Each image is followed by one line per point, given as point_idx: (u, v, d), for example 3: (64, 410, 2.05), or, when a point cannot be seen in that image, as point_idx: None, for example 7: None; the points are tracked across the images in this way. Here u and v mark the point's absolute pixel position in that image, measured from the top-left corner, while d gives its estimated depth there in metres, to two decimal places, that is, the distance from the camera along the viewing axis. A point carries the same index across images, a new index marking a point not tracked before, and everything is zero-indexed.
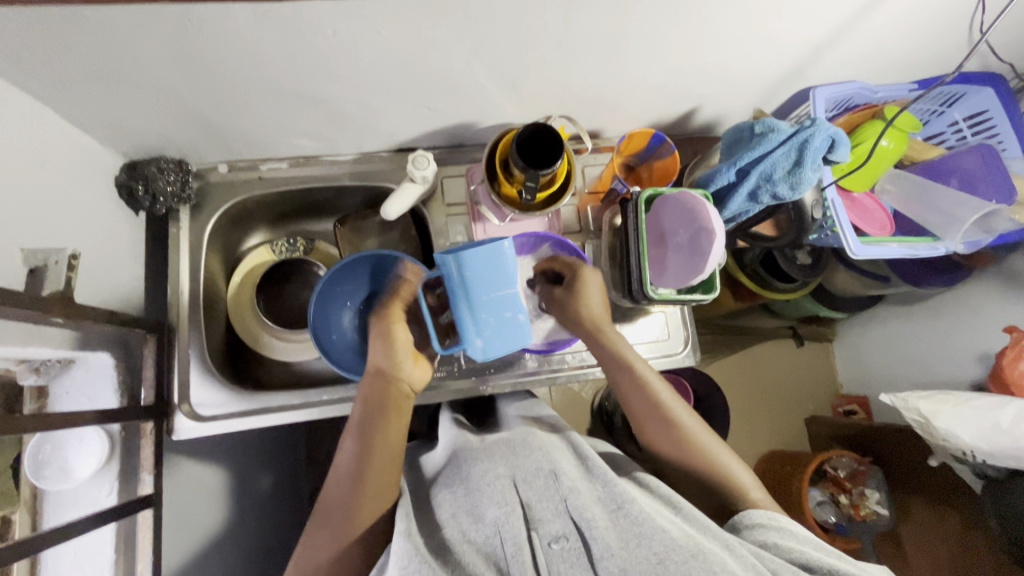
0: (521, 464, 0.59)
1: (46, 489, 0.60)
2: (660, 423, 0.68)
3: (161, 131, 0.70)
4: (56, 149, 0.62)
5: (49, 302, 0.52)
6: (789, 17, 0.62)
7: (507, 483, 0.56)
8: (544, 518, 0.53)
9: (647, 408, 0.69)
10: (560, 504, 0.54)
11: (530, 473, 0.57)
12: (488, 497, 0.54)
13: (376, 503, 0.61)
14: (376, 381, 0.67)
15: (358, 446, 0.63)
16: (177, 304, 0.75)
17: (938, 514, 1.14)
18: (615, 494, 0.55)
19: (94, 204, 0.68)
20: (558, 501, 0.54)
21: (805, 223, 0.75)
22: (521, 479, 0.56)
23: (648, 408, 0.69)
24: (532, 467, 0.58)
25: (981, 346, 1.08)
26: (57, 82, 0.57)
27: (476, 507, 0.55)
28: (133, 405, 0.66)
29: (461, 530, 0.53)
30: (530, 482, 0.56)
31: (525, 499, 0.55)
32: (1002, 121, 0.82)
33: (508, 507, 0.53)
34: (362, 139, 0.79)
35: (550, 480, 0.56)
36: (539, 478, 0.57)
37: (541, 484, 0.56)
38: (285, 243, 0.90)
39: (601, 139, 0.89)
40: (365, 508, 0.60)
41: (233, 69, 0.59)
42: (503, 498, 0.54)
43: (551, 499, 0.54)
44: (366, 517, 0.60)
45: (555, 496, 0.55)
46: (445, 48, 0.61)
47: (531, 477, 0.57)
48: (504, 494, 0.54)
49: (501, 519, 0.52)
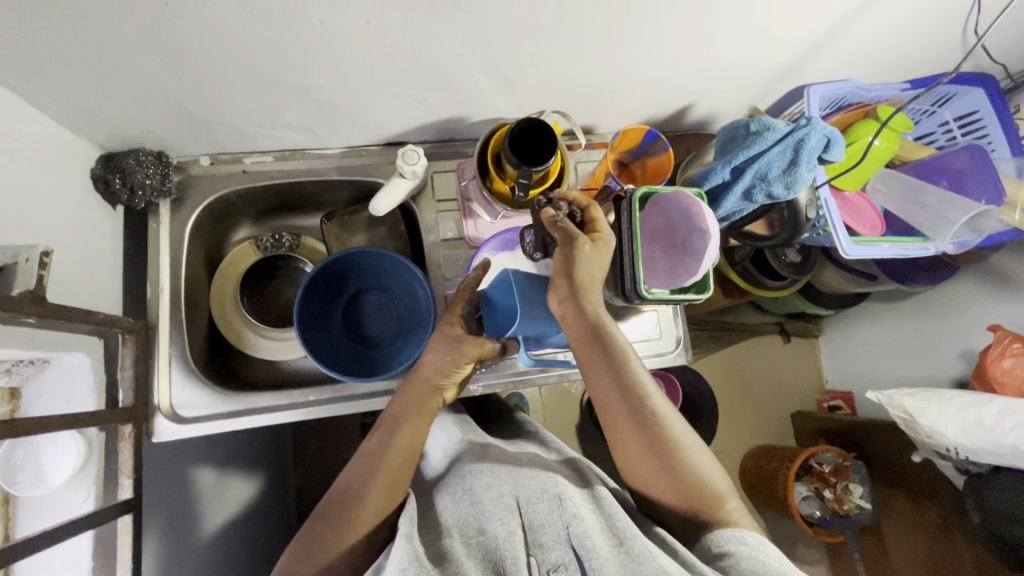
0: (525, 484, 0.59)
1: (19, 495, 0.59)
2: (635, 422, 0.61)
3: (140, 122, 0.67)
4: (26, 139, 0.59)
5: (21, 301, 0.49)
6: (788, 14, 0.61)
7: (510, 503, 0.57)
8: (545, 545, 0.54)
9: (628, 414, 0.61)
10: (562, 531, 0.54)
11: (534, 495, 0.57)
12: (491, 511, 0.55)
13: (383, 499, 0.59)
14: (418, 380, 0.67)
15: (384, 436, 0.62)
16: (157, 302, 0.73)
17: (917, 508, 1.15)
18: (618, 528, 0.55)
19: (68, 198, 0.65)
20: (561, 528, 0.54)
21: (799, 223, 0.75)
22: (525, 500, 0.57)
23: (631, 413, 0.60)
24: (537, 489, 0.58)
25: (965, 344, 1.10)
26: (26, 70, 0.54)
27: (479, 520, 0.55)
28: (111, 407, 0.64)
29: (461, 540, 0.54)
30: (533, 504, 0.57)
31: (528, 521, 0.55)
32: (993, 122, 0.82)
33: (510, 526, 0.54)
34: (349, 132, 0.77)
35: (553, 504, 0.56)
36: (543, 502, 0.57)
37: (543, 508, 0.56)
38: (270, 239, 0.86)
39: (594, 135, 0.88)
40: (374, 499, 0.59)
41: (214, 58, 0.57)
42: (506, 516, 0.55)
43: (553, 526, 0.55)
44: (374, 511, 0.59)
45: (558, 522, 0.55)
46: (438, 40, 0.59)
47: (534, 499, 0.57)
48: (506, 514, 0.55)
49: (502, 536, 0.53)
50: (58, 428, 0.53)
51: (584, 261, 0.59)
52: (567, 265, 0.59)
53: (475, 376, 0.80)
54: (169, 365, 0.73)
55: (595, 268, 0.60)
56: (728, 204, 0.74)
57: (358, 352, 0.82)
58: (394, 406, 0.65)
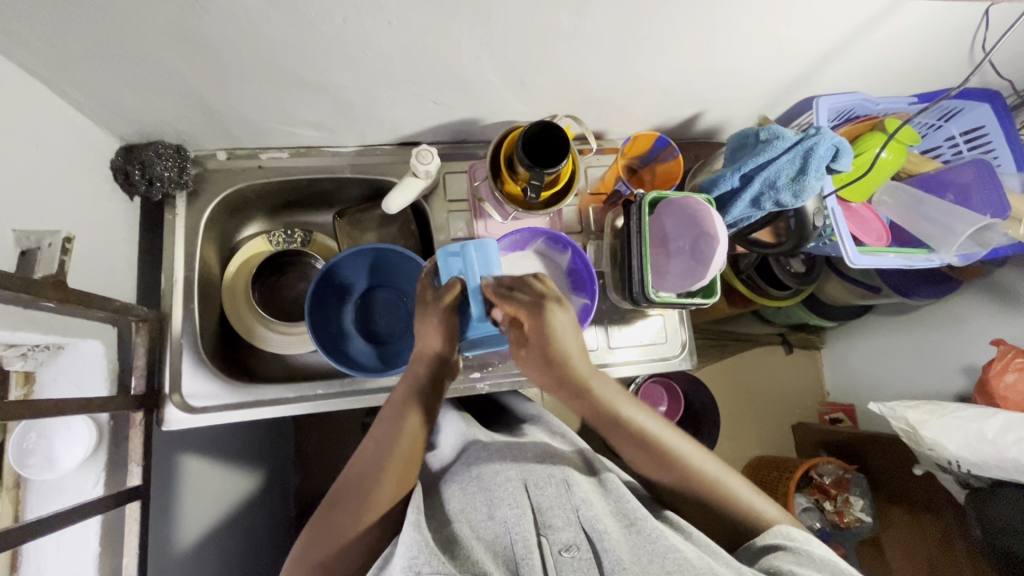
0: (533, 469, 0.60)
1: (30, 478, 0.58)
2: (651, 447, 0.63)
3: (161, 115, 0.69)
4: (51, 128, 0.60)
5: (42, 285, 0.51)
6: (800, 25, 0.63)
7: (518, 487, 0.57)
8: (556, 526, 0.54)
9: (635, 447, 0.63)
10: (572, 513, 0.55)
11: (541, 480, 0.58)
12: (501, 496, 0.56)
13: (394, 490, 0.60)
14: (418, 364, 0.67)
15: (388, 428, 0.63)
16: (170, 292, 0.74)
17: (919, 522, 1.15)
18: (628, 509, 0.56)
19: (88, 187, 0.66)
20: (570, 511, 0.55)
21: (806, 232, 0.75)
22: (533, 485, 0.58)
23: (640, 448, 0.63)
24: (545, 474, 0.59)
25: (968, 358, 1.10)
26: (55, 59, 0.55)
27: (487, 506, 0.56)
28: (123, 394, 0.65)
29: (469, 526, 0.54)
30: (542, 487, 0.57)
31: (537, 504, 0.56)
32: (999, 139, 0.83)
33: (519, 509, 0.54)
34: (364, 131, 0.78)
35: (562, 488, 0.57)
36: (551, 486, 0.58)
37: (552, 491, 0.57)
38: (283, 234, 0.88)
39: (605, 140, 0.89)
40: (384, 491, 0.59)
41: (238, 53, 0.58)
42: (515, 500, 0.55)
43: (563, 509, 0.55)
44: (384, 501, 0.59)
45: (567, 505, 0.55)
46: (456, 42, 0.61)
47: (542, 484, 0.58)
48: (516, 497, 0.55)
49: (511, 520, 0.53)
50: (73, 412, 0.54)
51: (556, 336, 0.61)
52: (544, 344, 0.62)
53: (482, 374, 0.81)
54: (180, 355, 0.74)
55: (570, 342, 0.63)
56: (736, 211, 0.75)
57: (366, 348, 0.83)
58: (399, 393, 0.66)
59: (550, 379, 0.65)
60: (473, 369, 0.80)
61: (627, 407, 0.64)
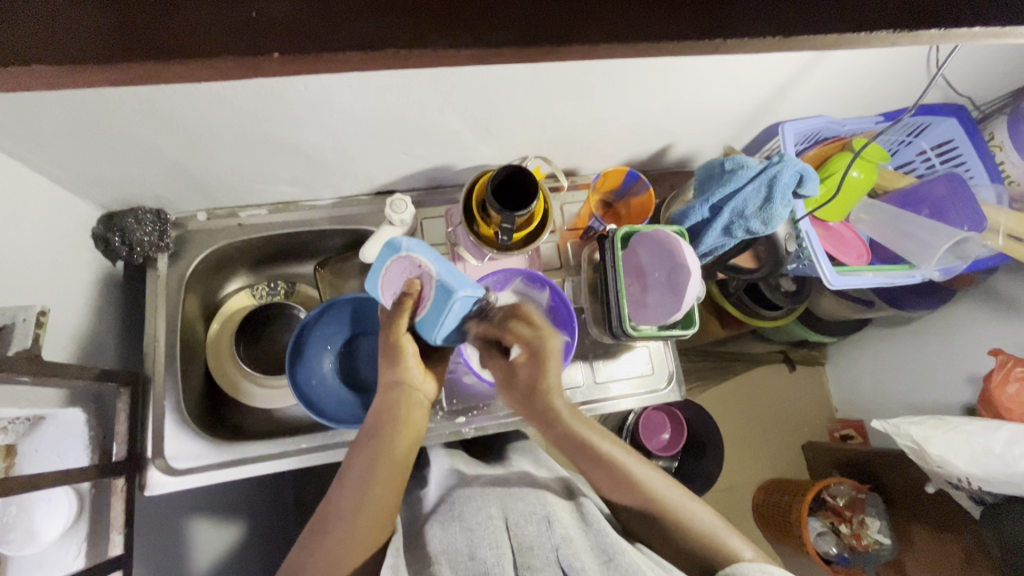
0: (515, 506, 0.59)
1: (10, 554, 0.58)
2: (617, 484, 0.61)
3: (138, 183, 0.71)
4: (30, 205, 0.62)
5: (16, 360, 0.51)
6: (754, 62, 0.64)
7: (499, 524, 0.56)
8: (535, 566, 0.51)
9: (606, 478, 0.61)
10: (552, 552, 0.53)
11: (522, 518, 0.57)
12: (480, 535, 0.54)
13: (378, 517, 0.58)
14: (387, 390, 0.67)
15: (372, 443, 0.62)
16: (154, 354, 0.75)
17: (939, 542, 1.10)
18: (606, 544, 0.53)
19: (66, 257, 0.68)
20: (550, 550, 0.53)
21: (780, 255, 0.81)
22: (514, 523, 0.56)
23: (608, 477, 0.61)
24: (527, 511, 0.58)
25: (972, 368, 1.07)
26: (30, 139, 0.58)
27: (467, 546, 0.54)
28: (103, 461, 0.64)
29: (450, 565, 0.53)
30: (522, 526, 0.56)
31: (517, 543, 0.54)
32: (969, 151, 0.84)
33: (499, 549, 0.53)
34: (340, 183, 0.80)
35: (542, 525, 0.55)
36: (532, 524, 0.56)
37: (532, 530, 0.55)
38: (266, 287, 0.91)
39: (579, 176, 0.90)
40: (368, 507, 0.58)
41: (205, 123, 0.60)
42: (495, 539, 0.54)
43: (543, 548, 0.53)
44: (368, 522, 0.57)
45: (547, 544, 0.53)
46: (417, 99, 0.62)
47: (523, 522, 0.56)
48: (496, 536, 0.54)
49: (491, 560, 0.52)
50: (49, 486, 0.53)
51: (549, 370, 0.66)
52: (534, 374, 0.66)
53: (467, 419, 0.80)
54: (161, 418, 0.73)
55: (552, 377, 0.66)
56: (709, 241, 0.76)
57: (352, 399, 0.82)
58: (373, 417, 0.65)
59: (529, 414, 0.67)
60: (460, 414, 0.80)
61: (596, 438, 0.63)
